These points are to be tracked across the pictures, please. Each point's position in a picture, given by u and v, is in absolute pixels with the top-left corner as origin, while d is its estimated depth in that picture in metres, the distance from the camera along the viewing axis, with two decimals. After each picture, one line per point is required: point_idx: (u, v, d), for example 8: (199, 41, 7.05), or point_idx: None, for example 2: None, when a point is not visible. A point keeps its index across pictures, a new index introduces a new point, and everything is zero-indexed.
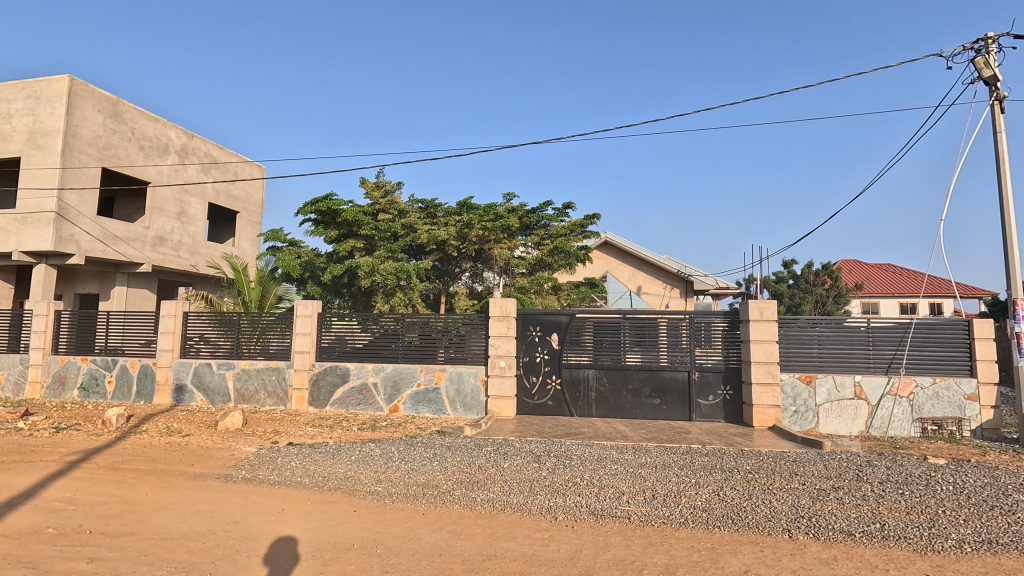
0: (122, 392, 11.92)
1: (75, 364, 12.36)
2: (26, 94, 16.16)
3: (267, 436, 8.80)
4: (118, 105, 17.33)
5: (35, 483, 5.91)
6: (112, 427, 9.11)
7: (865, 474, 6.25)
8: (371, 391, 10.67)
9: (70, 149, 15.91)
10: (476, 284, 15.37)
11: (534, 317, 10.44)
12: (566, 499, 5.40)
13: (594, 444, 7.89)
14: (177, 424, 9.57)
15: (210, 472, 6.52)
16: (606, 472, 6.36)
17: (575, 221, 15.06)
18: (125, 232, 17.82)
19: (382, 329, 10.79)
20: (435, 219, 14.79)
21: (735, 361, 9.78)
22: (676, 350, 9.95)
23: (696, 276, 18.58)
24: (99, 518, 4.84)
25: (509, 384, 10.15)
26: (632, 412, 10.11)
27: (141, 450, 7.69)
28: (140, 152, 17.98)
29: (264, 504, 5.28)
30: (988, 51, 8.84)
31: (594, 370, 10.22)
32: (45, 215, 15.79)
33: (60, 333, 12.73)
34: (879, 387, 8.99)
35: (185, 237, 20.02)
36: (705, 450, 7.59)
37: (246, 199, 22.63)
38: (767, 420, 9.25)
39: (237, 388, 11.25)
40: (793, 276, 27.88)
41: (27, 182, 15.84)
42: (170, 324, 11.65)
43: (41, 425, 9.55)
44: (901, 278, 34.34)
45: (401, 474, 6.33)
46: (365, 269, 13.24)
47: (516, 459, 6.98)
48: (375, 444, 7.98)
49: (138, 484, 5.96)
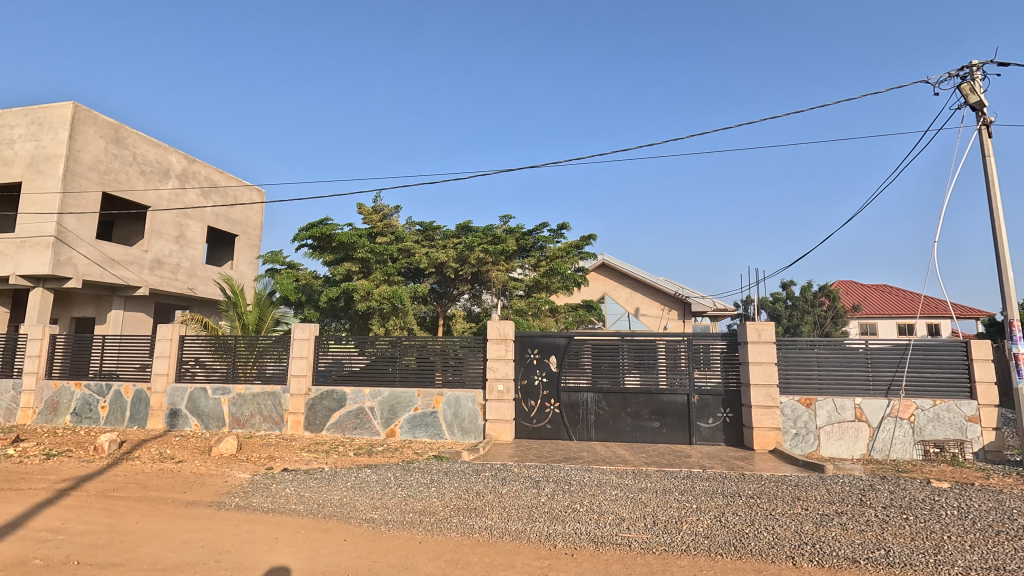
0: (115, 417, 11.78)
1: (69, 389, 12.24)
2: (30, 120, 16.38)
3: (261, 461, 8.69)
4: (120, 131, 17.57)
5: (22, 512, 5.77)
6: (103, 454, 8.98)
7: (868, 498, 6.17)
8: (367, 416, 10.57)
9: (72, 173, 16.04)
10: (474, 306, 15.35)
11: (532, 339, 10.43)
12: (566, 525, 5.32)
13: (593, 469, 7.82)
14: (170, 450, 9.44)
15: (202, 500, 6.39)
16: (606, 498, 6.27)
17: (571, 243, 15.17)
18: (124, 256, 17.84)
19: (378, 352, 10.74)
20: (433, 241, 14.89)
21: (735, 384, 9.73)
22: (676, 372, 9.91)
23: (694, 297, 18.62)
24: (89, 548, 4.73)
25: (507, 408, 10.07)
26: (632, 435, 10.01)
27: (133, 477, 7.57)
28: (141, 176, 18.16)
29: (257, 532, 5.18)
30: (973, 78, 9.07)
31: (593, 394, 10.16)
32: (44, 239, 15.80)
33: (54, 357, 12.60)
34: (879, 409, 8.96)
35: (183, 260, 20.07)
36: (706, 474, 7.51)
37: (245, 222, 22.78)
38: (768, 443, 9.16)
39: (232, 413, 11.13)
40: (791, 297, 28.03)
41: (29, 207, 15.95)
42: (166, 348, 11.57)
43: (32, 451, 9.40)
44: (898, 298, 34.57)
45: (398, 501, 6.22)
46: (361, 291, 13.24)
47: (514, 485, 6.87)
48: (371, 469, 7.88)
49: (129, 513, 5.84)
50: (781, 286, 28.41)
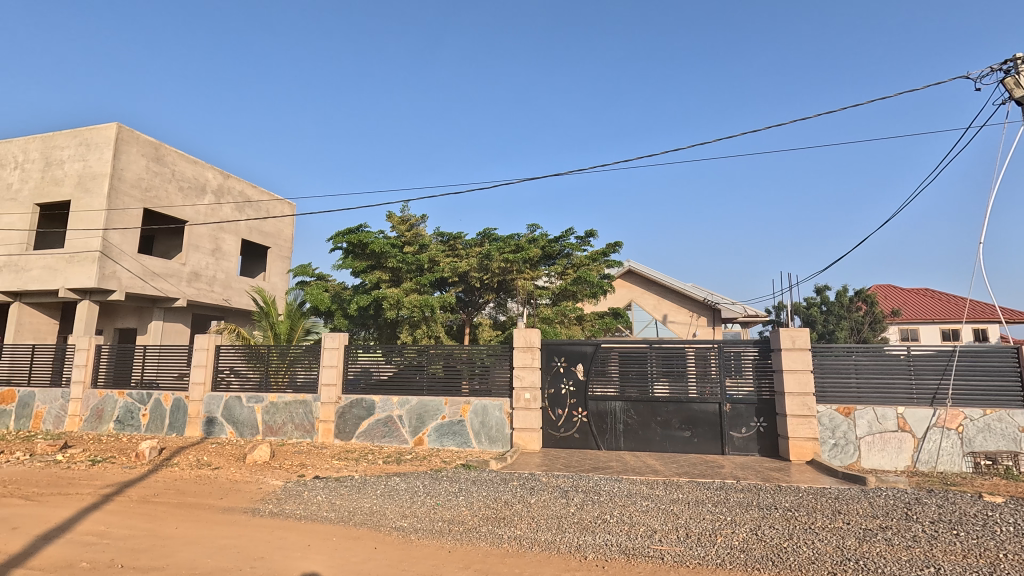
0: (156, 425, 12.20)
1: (113, 398, 12.73)
2: (78, 141, 17.27)
3: (294, 469, 8.86)
4: (160, 149, 18.36)
5: (69, 516, 6.00)
6: (144, 460, 9.31)
7: (915, 512, 5.89)
8: (395, 424, 10.66)
9: (116, 191, 16.83)
10: (500, 314, 15.38)
11: (559, 347, 10.35)
12: (596, 536, 5.24)
13: (623, 479, 7.69)
14: (207, 457, 9.71)
15: (237, 507, 6.55)
16: (637, 509, 6.15)
17: (597, 250, 15.10)
18: (164, 269, 18.56)
19: (406, 360, 10.85)
20: (457, 251, 14.98)
21: (768, 392, 9.45)
22: (706, 381, 9.71)
23: (723, 303, 18.26)
24: (131, 552, 4.89)
25: (534, 417, 10.03)
26: (662, 445, 9.82)
27: (172, 483, 7.82)
28: (180, 193, 18.91)
29: (290, 539, 5.27)
30: (1017, 71, 8.68)
31: (621, 403, 10.02)
32: (90, 254, 16.57)
33: (99, 366, 13.14)
34: (924, 418, 8.56)
35: (219, 272, 20.74)
36: (740, 486, 7.30)
37: (277, 235, 23.45)
38: (805, 454, 8.86)
39: (265, 421, 11.39)
40: (825, 302, 27.19)
41: (77, 223, 16.77)
42: (202, 357, 11.94)
43: (78, 457, 9.80)
44: (939, 303, 33.17)
45: (427, 509, 6.25)
46: (391, 300, 13.42)
47: (542, 495, 6.81)
48: (400, 477, 7.94)
49: (168, 518, 6.02)
50: (815, 292, 27.60)
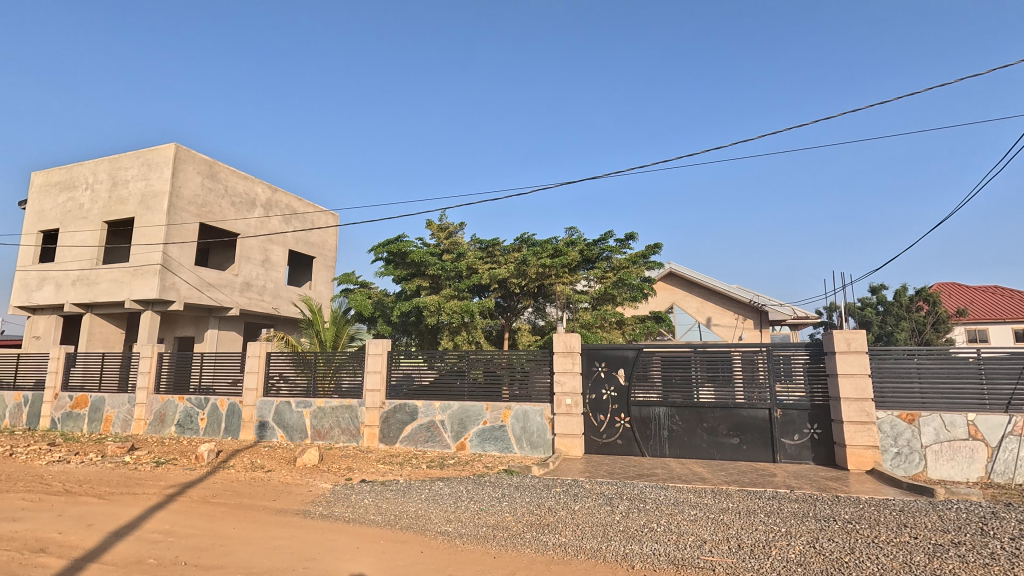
0: (213, 428, 12.82)
1: (174, 402, 13.46)
2: (141, 161, 18.44)
3: (341, 472, 9.10)
4: (214, 167, 19.37)
5: (137, 515, 6.37)
6: (203, 462, 9.81)
7: (991, 528, 5.47)
8: (438, 429, 10.79)
9: (175, 207, 17.86)
10: (539, 319, 15.45)
11: (600, 352, 10.24)
12: (643, 546, 5.12)
13: (669, 487, 7.50)
14: (260, 460, 10.11)
15: (289, 508, 6.78)
16: (685, 518, 5.98)
17: (637, 252, 14.87)
18: (218, 280, 19.52)
19: (447, 366, 10.98)
20: (495, 258, 15.03)
21: (822, 398, 9.02)
22: (754, 386, 9.38)
23: (770, 305, 17.64)
24: (193, 550, 5.14)
25: (576, 422, 9.93)
26: (709, 452, 9.53)
27: (229, 484, 8.19)
28: (232, 207, 19.88)
29: (340, 541, 5.41)
30: None
31: (665, 409, 9.79)
32: (152, 267, 17.62)
33: (161, 373, 13.93)
34: (998, 426, 7.95)
35: (269, 282, 21.64)
36: (795, 495, 6.99)
37: (321, 245, 24.27)
38: (864, 463, 8.39)
39: (313, 425, 11.76)
40: (882, 302, 25.77)
41: (140, 239, 17.89)
42: (254, 364, 12.46)
43: (144, 459, 10.40)
44: (1012, 301, 30.82)
45: (471, 514, 6.28)
46: (431, 307, 13.63)
47: (586, 502, 6.72)
48: (444, 482, 8.03)
49: (226, 518, 6.30)
50: (870, 291, 26.20)
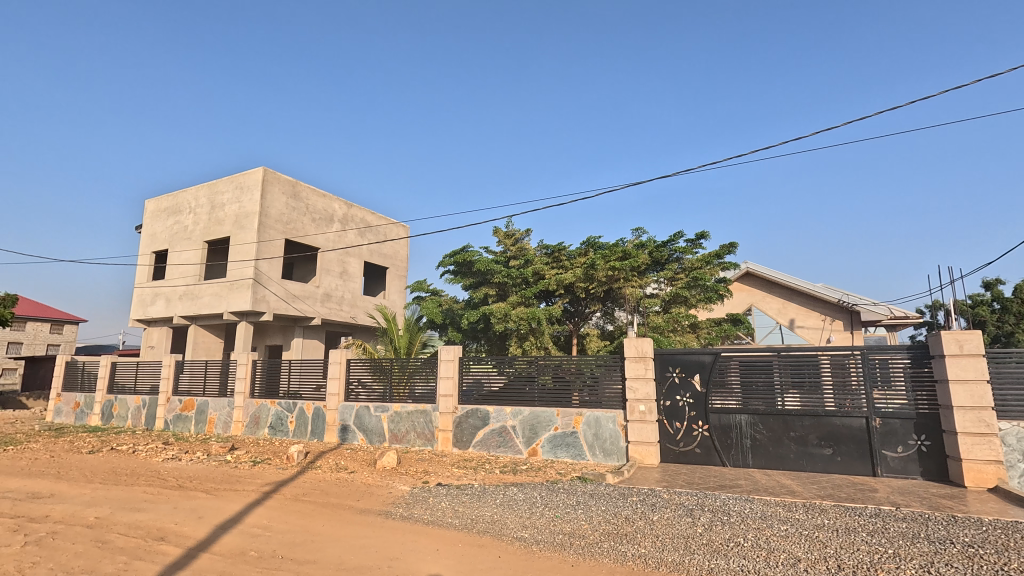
0: (301, 430, 13.70)
1: (266, 406, 14.54)
2: (234, 185, 20.21)
3: (418, 475, 9.39)
4: (297, 187, 20.85)
5: (239, 510, 6.92)
6: (293, 462, 10.56)
7: None
8: (510, 434, 10.87)
9: (263, 225, 19.38)
10: (607, 324, 15.24)
11: (673, 358, 9.86)
12: (729, 561, 4.86)
13: (755, 499, 7.07)
14: (344, 461, 10.67)
15: (372, 509, 7.09)
16: (775, 533, 5.60)
17: (710, 252, 14.26)
18: (302, 291, 20.91)
19: (516, 371, 11.07)
20: (562, 263, 14.87)
21: (929, 405, 8.15)
22: (847, 392, 8.67)
23: (862, 304, 16.34)
24: (288, 545, 5.50)
25: (650, 430, 9.64)
26: (798, 464, 8.89)
27: (317, 484, 8.71)
28: (313, 223, 21.28)
29: (420, 542, 5.58)
30: None
31: (747, 416, 9.27)
32: (246, 281, 19.19)
33: (255, 378, 15.10)
34: None
35: (346, 292, 22.86)
36: (901, 513, 6.36)
37: (393, 256, 25.35)
38: (986, 480, 7.47)
39: (391, 429, 12.24)
40: (998, 299, 22.98)
41: (235, 256, 19.56)
42: (336, 370, 13.19)
43: (243, 458, 11.30)
44: None
45: (546, 521, 6.26)
46: (499, 314, 13.80)
47: (665, 512, 6.49)
48: (517, 487, 8.06)
49: (316, 516, 6.69)
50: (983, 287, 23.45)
